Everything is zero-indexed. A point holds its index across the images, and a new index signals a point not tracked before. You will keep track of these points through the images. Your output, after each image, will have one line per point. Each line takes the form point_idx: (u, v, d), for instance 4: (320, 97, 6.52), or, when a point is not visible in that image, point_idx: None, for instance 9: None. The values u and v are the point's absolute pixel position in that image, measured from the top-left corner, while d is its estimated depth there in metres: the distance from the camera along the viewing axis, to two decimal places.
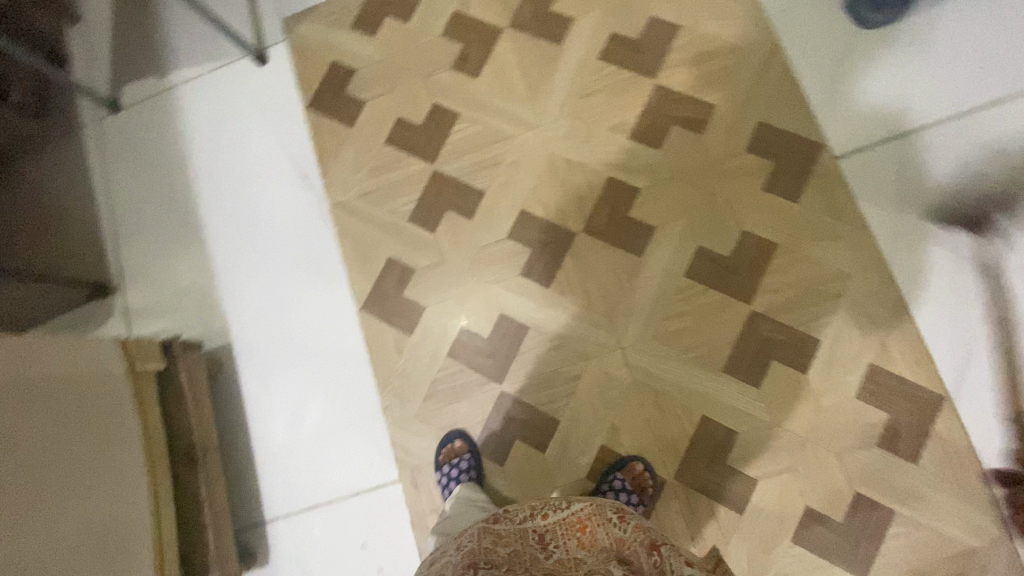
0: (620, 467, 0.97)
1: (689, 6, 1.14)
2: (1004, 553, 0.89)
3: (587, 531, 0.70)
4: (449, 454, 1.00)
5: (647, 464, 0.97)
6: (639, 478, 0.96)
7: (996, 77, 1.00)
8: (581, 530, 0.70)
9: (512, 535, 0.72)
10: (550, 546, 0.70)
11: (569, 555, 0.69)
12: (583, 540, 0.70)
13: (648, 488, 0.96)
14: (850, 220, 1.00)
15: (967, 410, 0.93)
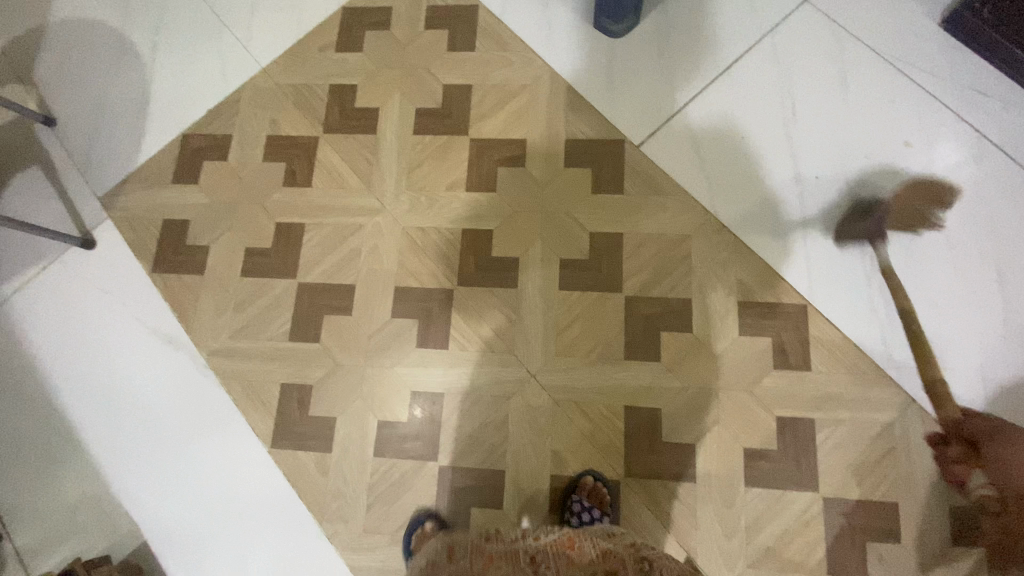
0: (575, 488, 0.99)
1: (474, 62, 1.25)
2: (912, 414, 0.99)
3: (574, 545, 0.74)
4: (421, 536, 0.96)
5: (596, 474, 0.99)
6: (594, 491, 0.97)
7: (727, 45, 1.20)
8: (568, 543, 0.74)
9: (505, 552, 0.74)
10: (539, 563, 0.70)
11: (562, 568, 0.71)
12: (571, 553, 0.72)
13: (607, 496, 0.98)
14: (671, 192, 1.13)
15: (826, 309, 1.05)
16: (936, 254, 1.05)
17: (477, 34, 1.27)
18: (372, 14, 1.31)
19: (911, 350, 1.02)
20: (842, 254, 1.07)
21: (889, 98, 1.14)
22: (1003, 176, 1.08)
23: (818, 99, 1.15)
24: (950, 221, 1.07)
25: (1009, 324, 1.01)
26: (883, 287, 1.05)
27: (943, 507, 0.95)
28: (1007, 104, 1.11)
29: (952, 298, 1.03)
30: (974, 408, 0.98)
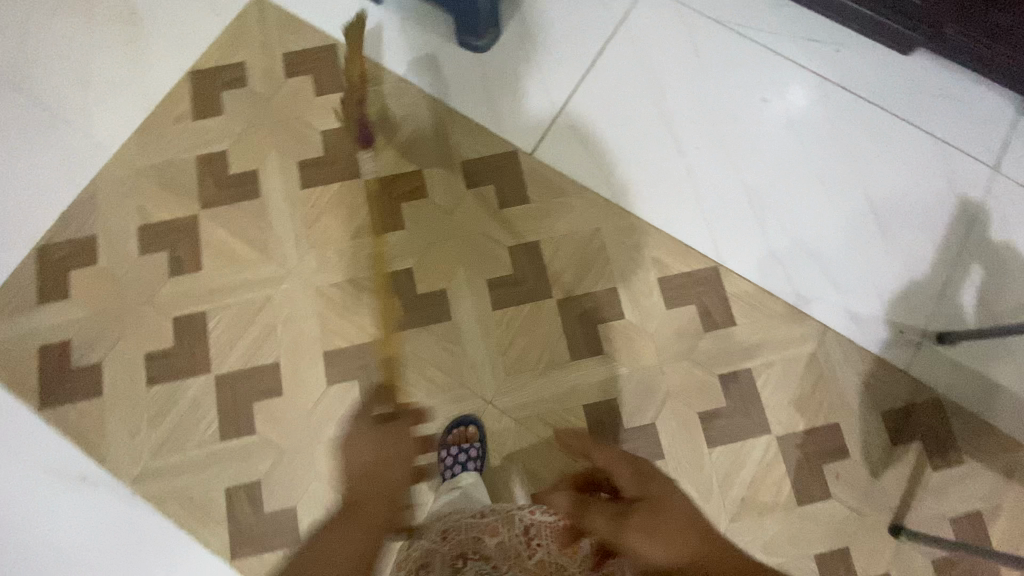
0: None
1: (347, 102, 1.20)
2: (830, 339, 1.09)
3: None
4: (460, 437, 1.02)
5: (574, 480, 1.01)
6: None
7: (589, 39, 1.24)
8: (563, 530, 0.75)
9: (500, 525, 0.78)
10: (534, 542, 0.75)
11: (551, 558, 0.72)
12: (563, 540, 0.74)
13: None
14: (573, 191, 1.16)
15: (735, 265, 1.13)
16: (813, 192, 1.16)
17: (343, 72, 1.22)
18: (224, 73, 1.22)
19: (813, 283, 1.12)
20: (736, 212, 1.16)
21: (740, 61, 1.23)
22: (849, 110, 1.20)
23: (680, 74, 1.23)
24: (817, 160, 1.18)
25: (885, 239, 1.14)
26: (777, 234, 1.14)
27: (877, 415, 1.05)
28: (837, 45, 1.24)
29: (835, 228, 1.14)
30: (876, 320, 1.09)
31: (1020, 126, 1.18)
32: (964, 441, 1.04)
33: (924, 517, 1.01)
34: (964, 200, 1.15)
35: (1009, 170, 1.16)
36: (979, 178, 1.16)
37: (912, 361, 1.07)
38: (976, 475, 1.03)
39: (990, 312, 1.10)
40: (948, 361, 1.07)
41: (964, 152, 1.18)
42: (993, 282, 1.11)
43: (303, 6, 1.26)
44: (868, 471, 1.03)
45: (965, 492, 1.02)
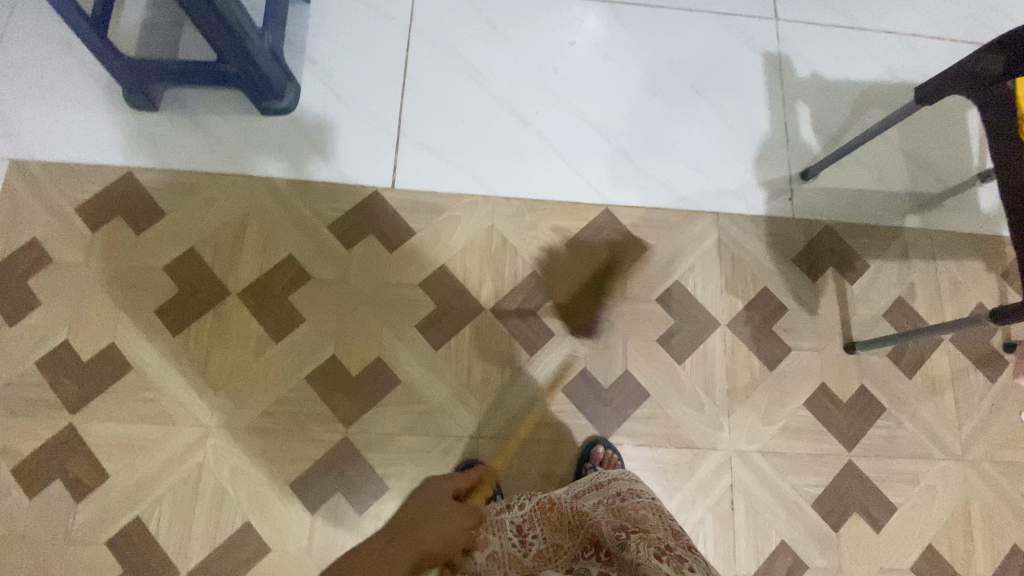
0: (587, 458, 1.01)
1: (176, 226, 1.08)
2: (727, 220, 1.17)
3: (554, 511, 0.78)
4: None
5: (605, 442, 1.02)
6: (607, 459, 1.00)
7: (389, 54, 1.21)
8: (547, 510, 0.78)
9: (493, 531, 0.77)
10: (527, 538, 0.76)
11: (545, 543, 0.74)
12: (551, 519, 0.77)
13: (618, 462, 1.00)
14: (450, 203, 1.14)
15: (621, 199, 1.17)
16: (651, 104, 1.23)
17: (156, 197, 1.09)
18: (19, 259, 1.04)
19: (691, 181, 1.19)
20: (599, 153, 1.20)
21: (533, 16, 1.26)
22: (644, 19, 1.28)
23: (488, 50, 1.23)
24: (640, 74, 1.24)
25: (726, 116, 1.23)
26: (641, 154, 1.20)
27: (792, 263, 1.16)
28: None
29: (683, 125, 1.22)
30: (752, 187, 1.19)
31: None
32: (861, 248, 1.18)
33: (864, 324, 1.14)
34: (767, 54, 1.28)
35: (786, 15, 1.31)
36: (769, 31, 1.30)
37: (794, 205, 1.19)
38: (882, 269, 1.17)
39: (828, 136, 1.24)
40: (819, 190, 1.20)
41: (747, 14, 1.30)
42: (819, 111, 1.26)
43: (71, 148, 1.10)
44: (808, 312, 1.13)
45: (882, 288, 1.16)
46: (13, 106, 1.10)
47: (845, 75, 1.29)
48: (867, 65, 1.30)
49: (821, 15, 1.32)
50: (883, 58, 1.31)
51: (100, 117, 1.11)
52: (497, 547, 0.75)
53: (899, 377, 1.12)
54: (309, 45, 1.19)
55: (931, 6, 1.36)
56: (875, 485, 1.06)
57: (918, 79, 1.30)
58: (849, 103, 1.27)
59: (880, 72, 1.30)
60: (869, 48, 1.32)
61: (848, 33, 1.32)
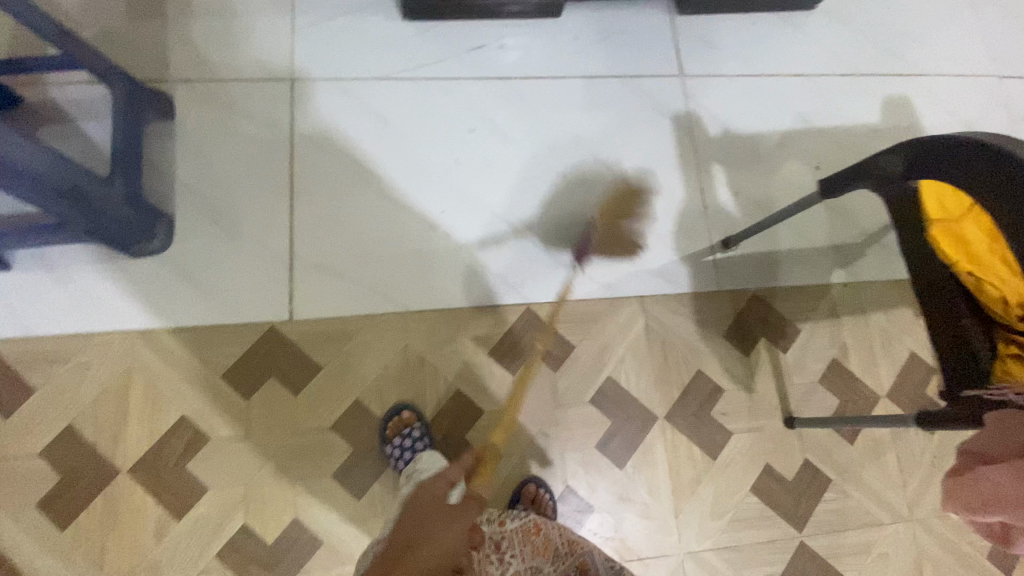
0: (519, 498, 0.99)
1: (48, 403, 0.96)
2: (652, 303, 1.12)
3: (539, 535, 0.82)
4: None
5: (535, 480, 1.00)
6: (536, 498, 0.98)
7: (271, 166, 1.10)
8: (535, 534, 0.81)
9: (472, 539, 0.79)
10: (506, 556, 0.80)
11: (524, 563, 0.80)
12: (537, 543, 0.81)
13: (549, 502, 0.99)
14: (357, 327, 1.05)
15: (541, 294, 1.11)
16: (563, 186, 1.16)
17: (21, 373, 0.96)
18: None
19: (610, 265, 1.13)
20: (512, 248, 1.12)
21: (427, 103, 1.17)
22: (544, 93, 1.21)
23: (381, 149, 1.14)
24: (546, 155, 1.18)
25: (640, 190, 1.18)
26: (556, 242, 1.13)
27: (723, 340, 1.11)
28: (499, 40, 1.22)
29: (597, 207, 1.16)
30: (675, 263, 1.15)
31: (677, 23, 1.28)
32: (790, 312, 1.15)
33: (801, 394, 1.11)
34: (674, 116, 1.23)
35: (690, 70, 1.26)
36: (675, 90, 1.24)
37: (718, 277, 1.15)
38: (812, 331, 1.15)
39: (745, 197, 1.21)
40: (742, 257, 1.16)
41: (651, 74, 1.25)
42: (734, 171, 1.22)
43: None
44: (745, 390, 1.10)
45: (814, 352, 1.14)
46: None
47: (756, 128, 1.25)
48: (777, 113, 1.27)
49: (726, 64, 1.28)
50: (793, 104, 1.28)
51: None
52: (475, 562, 0.78)
53: (841, 443, 1.10)
54: (177, 169, 1.07)
55: (836, 42, 1.33)
56: (828, 562, 1.04)
57: (829, 123, 1.28)
58: (763, 159, 1.23)
59: (791, 119, 1.27)
60: (777, 94, 1.28)
61: (755, 82, 1.28)
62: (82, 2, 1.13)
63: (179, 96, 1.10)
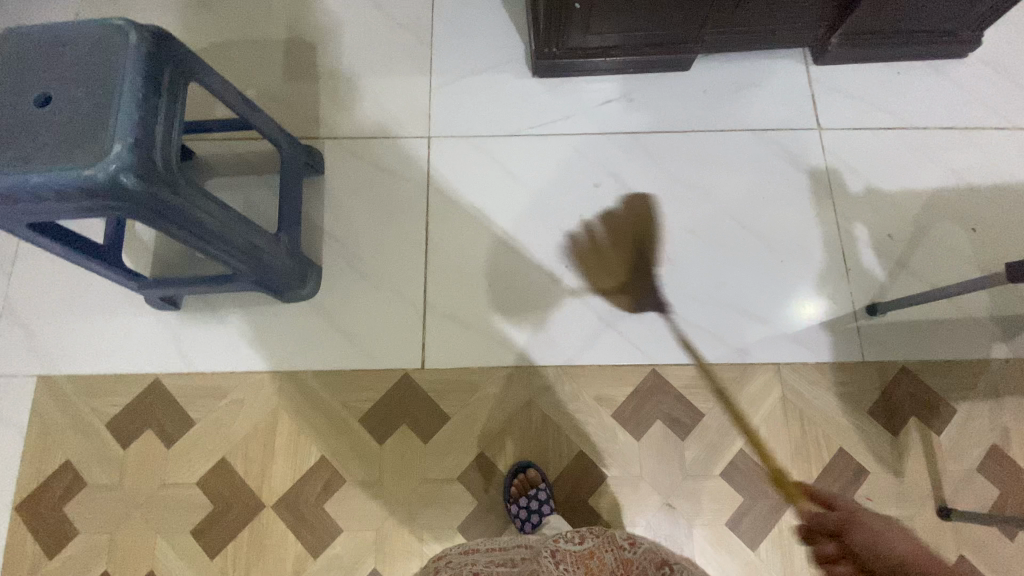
0: None
1: (206, 435, 1.04)
2: (787, 373, 1.06)
3: (595, 558, 0.68)
4: None
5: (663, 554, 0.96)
6: None
7: (407, 218, 1.15)
8: (588, 557, 0.68)
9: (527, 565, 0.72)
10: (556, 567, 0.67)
11: None
12: (591, 566, 0.67)
13: None
14: (484, 379, 1.06)
15: (668, 355, 1.07)
16: (691, 245, 1.13)
17: (184, 405, 1.05)
18: (54, 485, 1.02)
19: (741, 328, 1.08)
20: (638, 306, 1.10)
21: (555, 158, 1.19)
22: (671, 148, 1.19)
23: (510, 203, 1.16)
24: (674, 212, 1.15)
25: (774, 249, 1.13)
26: (684, 301, 1.10)
27: (866, 417, 1.04)
28: (626, 95, 1.23)
29: (729, 267, 1.12)
30: (814, 329, 1.08)
31: (813, 74, 1.24)
32: (944, 389, 1.05)
33: (958, 483, 1.01)
34: (811, 171, 1.17)
35: (828, 123, 1.20)
36: (811, 144, 1.19)
37: (863, 347, 1.07)
38: (972, 413, 1.04)
39: (891, 260, 1.12)
40: (889, 326, 1.08)
41: (785, 128, 1.20)
42: (878, 232, 1.14)
43: (100, 359, 1.08)
44: (892, 473, 1.01)
45: (974, 435, 1.03)
46: (39, 319, 1.10)
47: (902, 186, 1.17)
48: (927, 169, 1.18)
49: (868, 117, 1.21)
50: (943, 159, 1.18)
51: (125, 323, 1.10)
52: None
53: (1009, 544, 0.98)
54: (324, 220, 1.15)
55: (995, 92, 1.22)
56: None
57: (988, 180, 1.17)
58: (910, 219, 1.15)
59: (942, 176, 1.17)
60: (925, 149, 1.19)
61: (901, 135, 1.20)
62: (248, 66, 1.25)
63: (329, 152, 1.19)
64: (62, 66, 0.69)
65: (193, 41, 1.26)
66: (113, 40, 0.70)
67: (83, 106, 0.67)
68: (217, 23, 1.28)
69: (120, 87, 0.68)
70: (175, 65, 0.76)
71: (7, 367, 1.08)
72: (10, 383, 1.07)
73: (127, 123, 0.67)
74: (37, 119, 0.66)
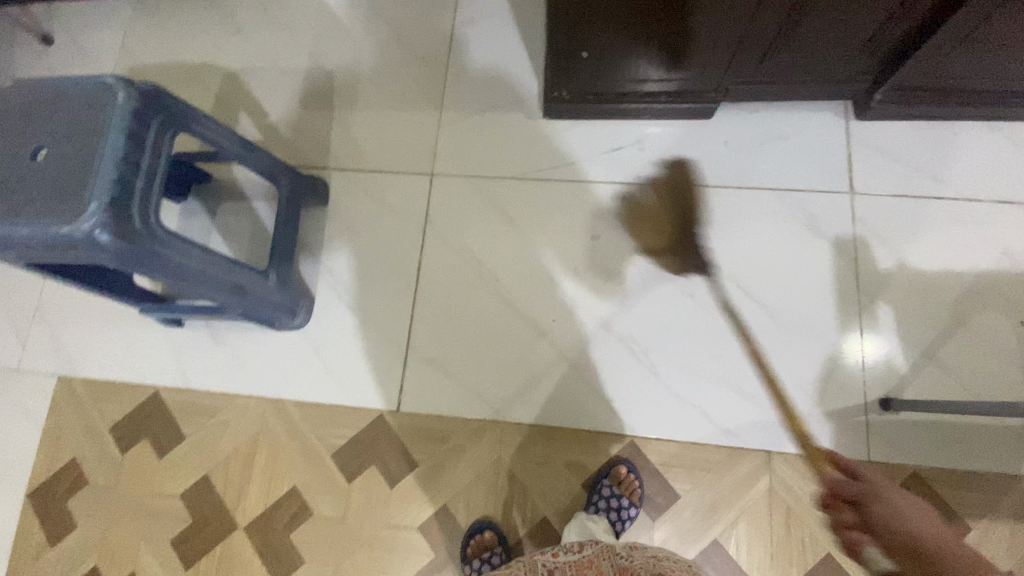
0: None
1: (193, 450, 1.10)
2: (777, 462, 0.98)
3: (594, 569, 0.77)
4: None
5: None
6: None
7: (401, 257, 1.16)
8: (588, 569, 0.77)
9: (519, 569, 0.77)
10: None
11: None
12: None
13: None
14: (457, 429, 1.05)
15: (651, 428, 1.02)
16: (690, 311, 1.07)
17: (177, 420, 1.12)
18: (61, 480, 1.12)
19: (734, 410, 1.01)
20: (626, 372, 1.05)
21: (557, 205, 1.15)
22: (682, 202, 1.12)
23: (504, 250, 1.14)
24: (676, 273, 1.09)
25: (783, 325, 1.04)
26: (674, 371, 1.04)
27: None
28: (639, 141, 1.16)
29: (728, 340, 1.04)
30: (815, 419, 0.99)
31: (854, 131, 1.12)
32: (961, 504, 0.94)
33: None
34: (836, 239, 1.07)
35: (864, 187, 1.09)
36: (840, 209, 1.08)
37: (869, 444, 0.97)
38: (991, 535, 0.92)
39: (917, 350, 1.01)
40: (904, 424, 0.97)
41: (811, 188, 1.10)
42: (906, 317, 1.02)
43: (111, 366, 1.16)
44: None
45: (988, 561, 0.91)
46: (65, 322, 1.20)
47: (943, 265, 1.04)
48: (977, 248, 1.04)
49: (912, 184, 1.08)
50: (998, 237, 1.04)
51: (135, 334, 1.18)
52: None
53: None
54: (323, 251, 1.17)
55: None
56: None
57: None
58: (946, 305, 1.02)
59: (992, 257, 1.03)
60: (978, 224, 1.05)
61: (948, 206, 1.07)
62: (270, 91, 1.29)
63: (335, 183, 1.21)
64: (57, 122, 0.74)
65: (224, 66, 1.32)
66: (101, 98, 0.73)
67: (71, 161, 0.72)
68: (246, 48, 1.33)
69: (104, 146, 0.72)
70: (163, 118, 0.79)
71: (35, 363, 1.19)
72: (37, 379, 1.18)
73: (104, 180, 0.70)
74: (30, 173, 0.72)
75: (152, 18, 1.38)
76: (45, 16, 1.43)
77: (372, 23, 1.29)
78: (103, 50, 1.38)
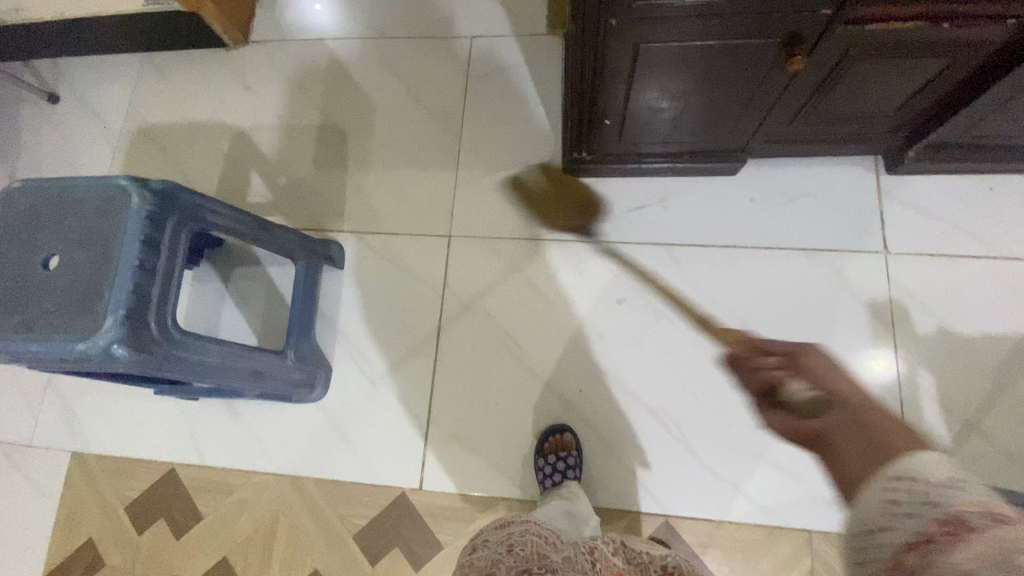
0: None
1: (211, 530, 1.07)
2: (816, 541, 0.94)
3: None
4: None
5: None
6: None
7: (420, 325, 1.13)
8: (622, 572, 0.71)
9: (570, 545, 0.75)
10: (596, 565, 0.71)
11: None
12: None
13: None
14: (483, 507, 1.02)
15: (683, 506, 0.98)
16: (720, 380, 1.03)
17: (194, 498, 1.09)
18: (76, 562, 1.09)
19: (770, 486, 0.97)
20: (655, 446, 1.01)
21: (579, 268, 1.11)
22: (708, 265, 1.08)
23: (526, 316, 1.11)
24: (704, 340, 1.05)
25: None
26: (706, 445, 1.00)
27: None
28: (662, 199, 1.13)
29: (761, 411, 1.01)
30: None
31: (885, 187, 1.08)
32: None
33: None
34: (869, 302, 1.03)
35: (898, 246, 1.05)
36: (873, 269, 1.04)
37: None
38: None
39: (959, 420, 0.97)
40: None
41: (842, 248, 1.06)
42: (946, 384, 0.98)
43: (125, 442, 1.14)
44: None
45: None
46: (78, 396, 1.17)
47: (983, 328, 1.00)
48: (1018, 310, 1.00)
49: (948, 242, 1.04)
50: None
51: (149, 407, 1.15)
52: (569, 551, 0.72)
53: None
54: (339, 319, 1.14)
55: None
56: None
57: None
58: (988, 371, 0.98)
59: None
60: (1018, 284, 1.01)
61: (986, 264, 1.03)
62: (282, 151, 1.26)
63: (350, 247, 1.18)
64: (70, 227, 0.71)
65: (234, 125, 1.29)
66: (115, 202, 0.70)
67: (84, 269, 0.69)
68: (256, 106, 1.30)
69: (120, 255, 0.69)
70: (179, 215, 0.76)
71: (47, 438, 1.16)
72: (49, 455, 1.15)
73: (119, 292, 0.67)
74: (42, 285, 0.68)
75: (160, 75, 1.36)
76: (50, 73, 1.40)
77: (384, 79, 1.26)
78: (110, 108, 1.36)
